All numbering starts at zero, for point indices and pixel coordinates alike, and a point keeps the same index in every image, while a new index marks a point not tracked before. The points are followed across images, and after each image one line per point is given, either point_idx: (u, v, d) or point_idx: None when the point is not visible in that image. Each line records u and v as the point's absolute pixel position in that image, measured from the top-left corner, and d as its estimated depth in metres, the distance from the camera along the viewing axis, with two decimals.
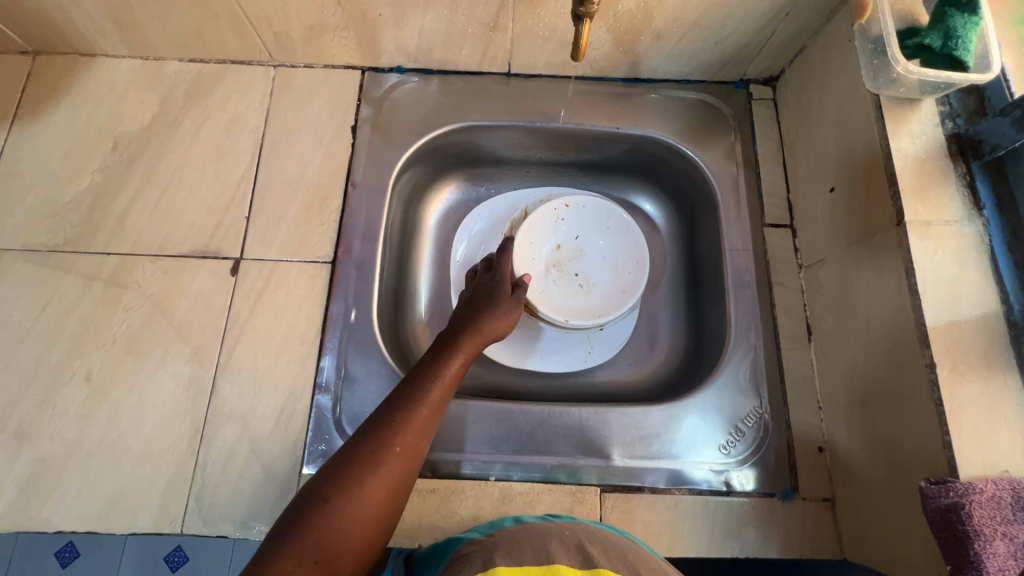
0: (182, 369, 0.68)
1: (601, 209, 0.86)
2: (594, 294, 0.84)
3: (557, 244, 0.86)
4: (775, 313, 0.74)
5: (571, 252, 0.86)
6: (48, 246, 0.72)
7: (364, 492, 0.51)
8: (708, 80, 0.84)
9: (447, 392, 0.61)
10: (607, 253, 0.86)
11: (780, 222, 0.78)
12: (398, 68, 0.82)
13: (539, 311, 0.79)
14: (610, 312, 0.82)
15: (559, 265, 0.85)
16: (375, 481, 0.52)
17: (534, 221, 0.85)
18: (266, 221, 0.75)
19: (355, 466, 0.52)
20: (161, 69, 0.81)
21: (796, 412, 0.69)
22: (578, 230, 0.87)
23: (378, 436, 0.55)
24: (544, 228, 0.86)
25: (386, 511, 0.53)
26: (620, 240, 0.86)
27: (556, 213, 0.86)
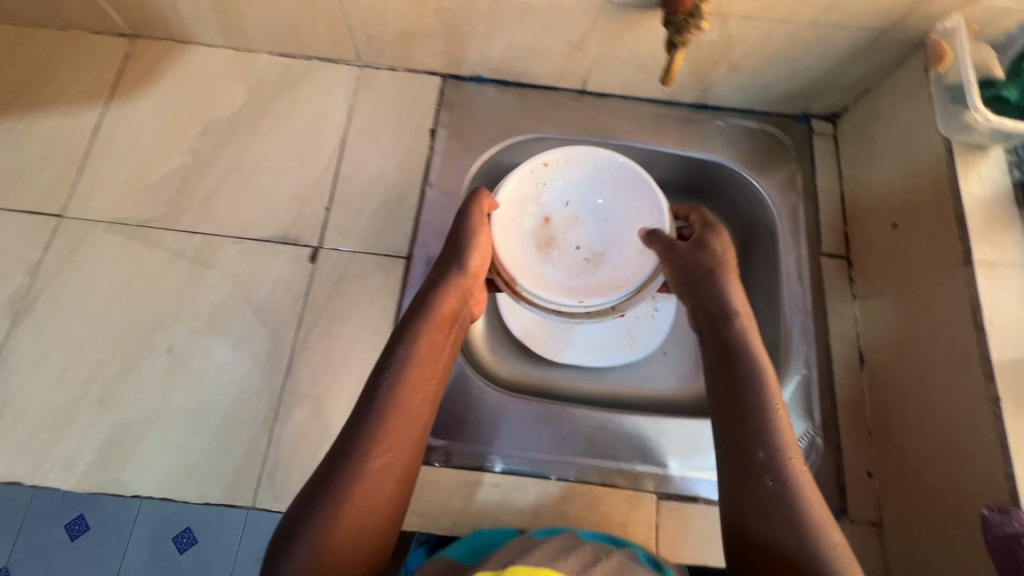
0: (260, 349, 0.70)
1: (589, 160, 0.78)
2: (603, 262, 0.81)
3: (548, 217, 0.82)
4: (829, 341, 0.76)
5: (564, 223, 0.82)
6: (137, 221, 0.75)
7: (348, 517, 0.50)
8: (772, 111, 0.87)
9: (417, 384, 0.58)
10: (607, 211, 0.81)
11: (837, 252, 0.80)
12: (477, 77, 0.86)
13: (540, 299, 0.73)
14: (634, 278, 0.77)
15: (551, 240, 0.82)
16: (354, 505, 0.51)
17: (509, 193, 0.77)
18: (345, 215, 0.78)
19: (327, 503, 0.50)
20: (252, 61, 0.85)
21: (846, 437, 0.72)
22: (565, 195, 0.81)
23: (346, 456, 0.52)
24: (524, 199, 0.80)
25: (367, 534, 0.51)
26: (623, 197, 0.80)
27: (535, 175, 0.79)
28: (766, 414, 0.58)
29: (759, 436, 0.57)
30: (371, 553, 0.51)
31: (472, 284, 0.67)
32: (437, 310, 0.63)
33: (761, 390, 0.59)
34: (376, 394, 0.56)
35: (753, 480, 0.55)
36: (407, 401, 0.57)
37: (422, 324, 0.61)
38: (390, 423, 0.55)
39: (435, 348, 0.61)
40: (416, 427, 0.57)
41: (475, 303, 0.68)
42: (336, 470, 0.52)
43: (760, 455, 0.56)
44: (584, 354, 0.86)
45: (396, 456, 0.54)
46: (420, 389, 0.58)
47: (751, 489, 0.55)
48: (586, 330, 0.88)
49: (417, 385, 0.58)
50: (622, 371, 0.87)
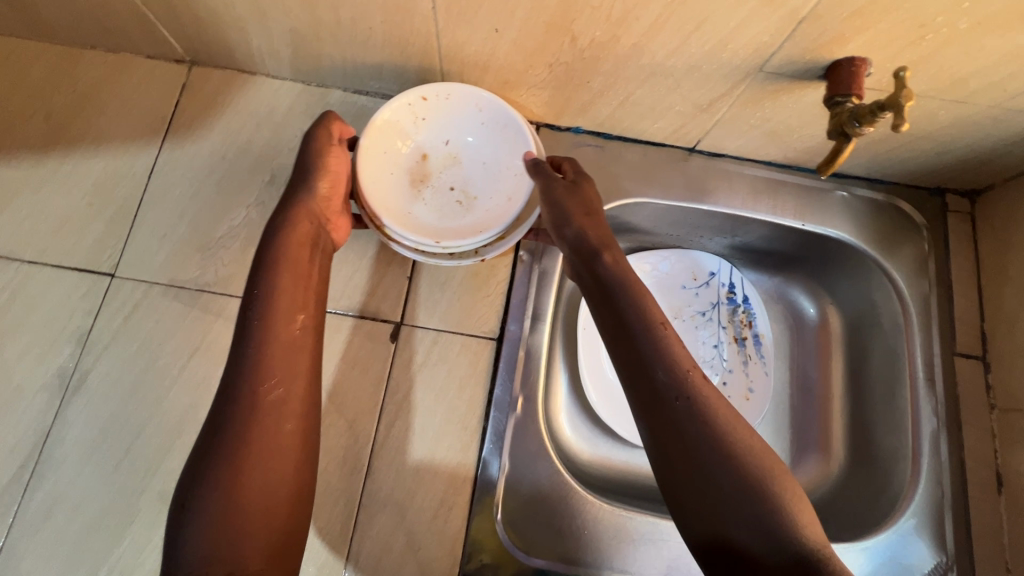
0: (336, 443, 0.63)
1: (471, 99, 0.66)
2: (476, 209, 0.69)
3: (423, 153, 0.70)
4: (964, 457, 0.68)
5: (442, 160, 0.70)
6: (197, 284, 0.67)
7: (248, 469, 0.47)
8: (902, 182, 0.78)
9: (290, 306, 0.53)
10: (481, 151, 0.69)
11: (972, 352, 0.72)
12: (576, 128, 0.76)
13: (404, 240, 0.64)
14: (490, 226, 0.66)
15: (425, 178, 0.70)
16: (242, 459, 0.47)
17: (379, 124, 0.65)
18: (429, 285, 0.69)
19: (228, 454, 0.47)
20: (324, 97, 0.75)
21: (982, 572, 0.64)
22: (446, 132, 0.69)
23: (239, 405, 0.48)
24: (393, 131, 0.67)
25: (282, 485, 0.48)
26: (500, 138, 0.67)
27: (412, 110, 0.67)
28: (666, 356, 0.52)
29: (655, 360, 0.52)
30: (290, 504, 0.49)
31: (329, 207, 0.60)
32: (291, 232, 0.56)
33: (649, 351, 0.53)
34: (247, 329, 0.51)
35: (668, 424, 0.50)
36: (286, 338, 0.52)
37: (284, 250, 0.55)
38: (271, 357, 0.51)
39: (298, 279, 0.55)
40: (304, 359, 0.53)
41: (335, 228, 0.61)
42: (226, 419, 0.48)
43: (678, 404, 0.50)
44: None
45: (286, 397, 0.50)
46: (295, 313, 0.54)
47: (668, 444, 0.50)
48: None
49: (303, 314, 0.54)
50: None
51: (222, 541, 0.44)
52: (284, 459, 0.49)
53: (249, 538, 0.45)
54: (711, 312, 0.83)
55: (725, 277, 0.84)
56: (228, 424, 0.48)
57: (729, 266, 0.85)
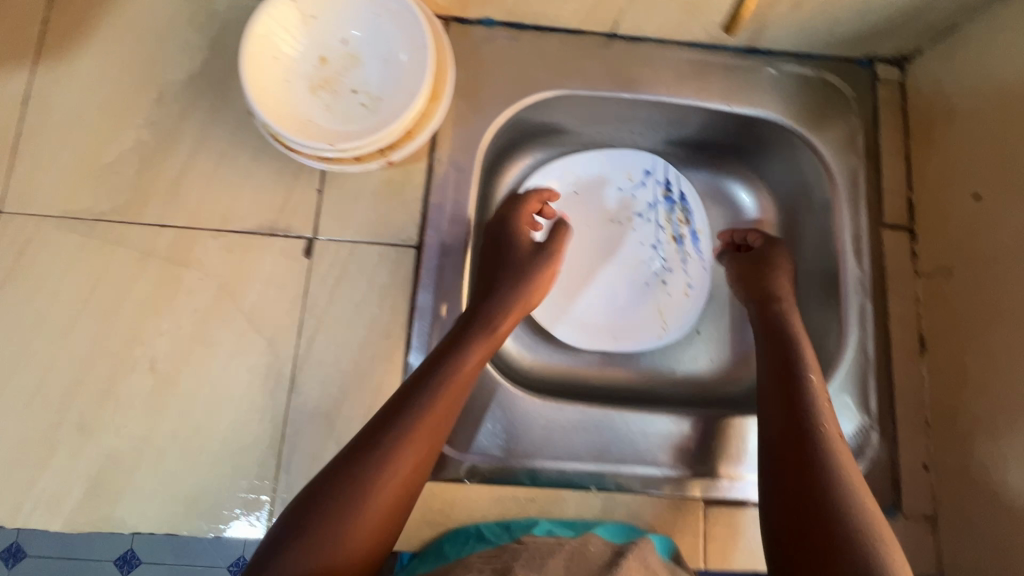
0: (258, 361, 0.62)
1: None
2: (380, 110, 0.64)
3: (320, 56, 0.64)
4: (888, 324, 0.69)
5: (341, 62, 0.64)
6: (93, 214, 0.63)
7: (392, 474, 0.49)
8: (831, 55, 0.75)
9: (457, 395, 0.55)
10: (382, 48, 0.64)
11: (900, 223, 0.72)
12: (486, 20, 0.71)
13: (296, 141, 0.58)
14: (392, 122, 0.60)
15: (325, 83, 0.64)
16: (404, 461, 0.50)
17: (263, 25, 0.59)
18: (341, 197, 0.66)
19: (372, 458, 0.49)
20: (209, 4, 0.69)
21: (902, 429, 0.67)
22: (341, 29, 0.63)
23: (382, 438, 0.50)
24: (281, 32, 0.61)
25: (399, 503, 0.50)
26: (396, 29, 0.62)
27: (299, 7, 0.61)
28: (806, 402, 0.57)
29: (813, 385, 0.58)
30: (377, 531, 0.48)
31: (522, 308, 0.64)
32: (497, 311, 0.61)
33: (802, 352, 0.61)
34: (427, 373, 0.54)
35: (795, 432, 0.55)
36: (454, 387, 0.54)
37: (486, 314, 0.61)
38: (439, 399, 0.53)
39: (473, 373, 0.57)
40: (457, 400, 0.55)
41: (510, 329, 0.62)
42: (359, 440, 0.51)
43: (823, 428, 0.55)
44: (612, 339, 0.78)
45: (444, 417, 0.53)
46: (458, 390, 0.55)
47: (807, 446, 0.54)
48: (614, 314, 0.79)
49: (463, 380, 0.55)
50: (651, 356, 0.81)
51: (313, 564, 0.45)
52: (418, 462, 0.51)
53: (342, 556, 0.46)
54: (648, 213, 0.82)
55: (661, 174, 0.82)
56: (393, 439, 0.50)
57: (665, 163, 0.82)
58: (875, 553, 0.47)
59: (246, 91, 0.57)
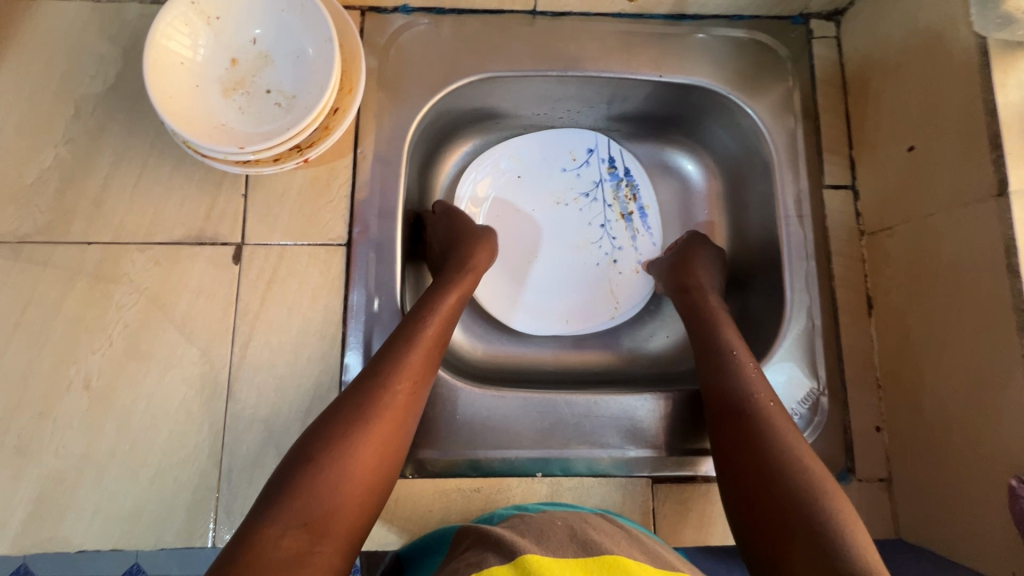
0: (193, 372, 0.61)
1: None
2: (296, 108, 0.63)
3: (230, 58, 0.63)
4: (834, 286, 0.68)
5: (254, 63, 0.63)
6: (17, 236, 0.63)
7: (360, 448, 0.49)
8: (763, 15, 0.73)
9: (429, 354, 0.57)
10: (293, 44, 0.63)
11: (842, 182, 0.70)
12: (403, 7, 0.70)
13: (204, 145, 0.57)
14: (304, 118, 0.59)
15: (239, 86, 0.63)
16: (372, 437, 0.50)
17: (166, 31, 0.59)
18: (266, 200, 0.65)
19: (348, 420, 0.50)
20: (119, 13, 0.68)
21: (853, 392, 0.66)
22: (249, 28, 0.62)
23: (367, 389, 0.52)
24: (187, 37, 0.60)
25: (381, 464, 0.50)
26: (305, 25, 0.62)
27: (202, 9, 0.60)
28: (743, 377, 0.57)
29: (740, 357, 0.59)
30: (366, 490, 0.49)
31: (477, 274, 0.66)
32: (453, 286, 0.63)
33: (726, 331, 0.62)
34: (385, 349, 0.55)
35: (731, 406, 0.56)
36: (424, 348, 0.56)
37: (447, 284, 0.63)
38: (409, 360, 0.55)
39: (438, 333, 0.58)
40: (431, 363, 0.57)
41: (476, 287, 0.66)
42: (333, 412, 0.51)
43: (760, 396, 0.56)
44: (563, 322, 0.77)
45: (409, 395, 0.54)
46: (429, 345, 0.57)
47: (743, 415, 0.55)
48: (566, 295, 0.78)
49: (436, 337, 0.58)
50: (608, 338, 0.78)
51: (296, 516, 0.45)
52: (391, 436, 0.51)
53: (331, 512, 0.46)
54: (594, 191, 0.80)
55: (604, 151, 0.81)
56: (360, 416, 0.50)
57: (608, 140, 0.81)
58: (824, 497, 0.48)
59: (152, 98, 0.57)
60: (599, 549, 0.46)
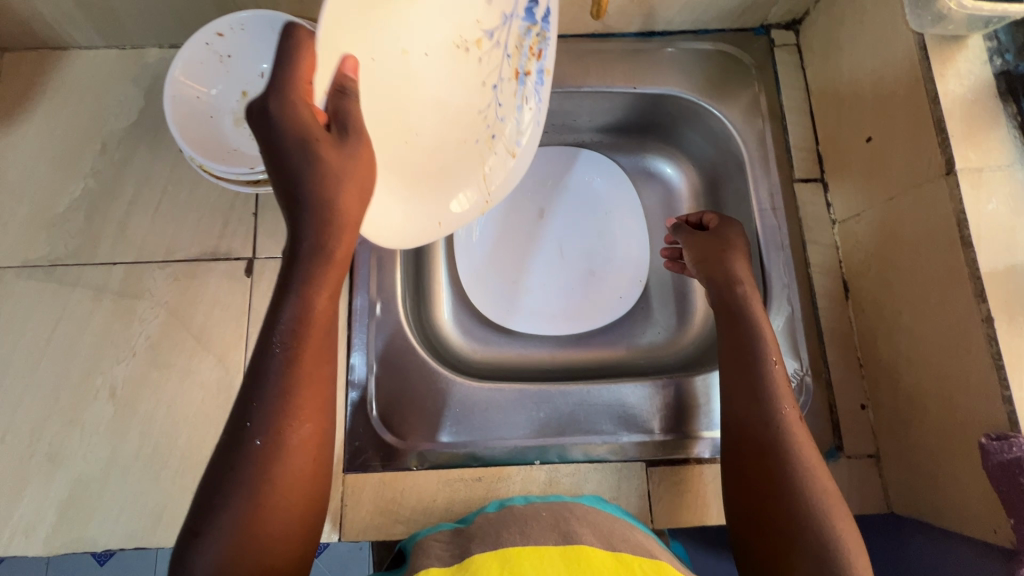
0: (210, 378, 0.66)
1: (268, 25, 0.66)
2: None
3: (241, 91, 0.70)
4: (811, 273, 0.72)
5: (262, 95, 0.70)
6: (50, 260, 0.69)
7: (283, 485, 0.42)
8: (726, 28, 0.79)
9: (321, 355, 0.45)
10: None
11: (811, 176, 0.75)
12: None
13: (217, 169, 0.63)
14: None
15: (249, 115, 0.70)
16: (293, 472, 0.43)
17: (181, 72, 0.65)
18: (275, 217, 0.71)
19: (252, 468, 0.41)
20: (141, 58, 0.75)
21: (836, 373, 0.68)
22: (257, 64, 0.69)
23: (264, 433, 0.42)
24: (201, 75, 0.67)
25: (312, 485, 0.45)
26: None
27: (214, 49, 0.66)
28: (768, 381, 0.57)
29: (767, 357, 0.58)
30: (305, 516, 0.44)
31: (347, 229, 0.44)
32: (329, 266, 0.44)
33: (762, 333, 0.60)
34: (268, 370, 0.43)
35: (753, 407, 0.57)
36: (314, 356, 0.44)
37: (313, 275, 0.44)
38: (303, 374, 0.44)
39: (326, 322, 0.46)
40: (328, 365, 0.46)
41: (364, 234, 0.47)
42: (239, 459, 0.42)
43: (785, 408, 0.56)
44: (435, 226, 0.66)
45: (314, 419, 0.44)
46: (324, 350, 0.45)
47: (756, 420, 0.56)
48: (551, 291, 0.79)
49: (323, 329, 0.45)
50: (604, 335, 0.80)
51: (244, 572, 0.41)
52: (312, 453, 0.44)
53: (281, 547, 0.42)
54: (497, 32, 0.62)
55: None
56: (264, 461, 0.42)
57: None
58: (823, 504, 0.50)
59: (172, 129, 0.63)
60: (579, 540, 0.49)
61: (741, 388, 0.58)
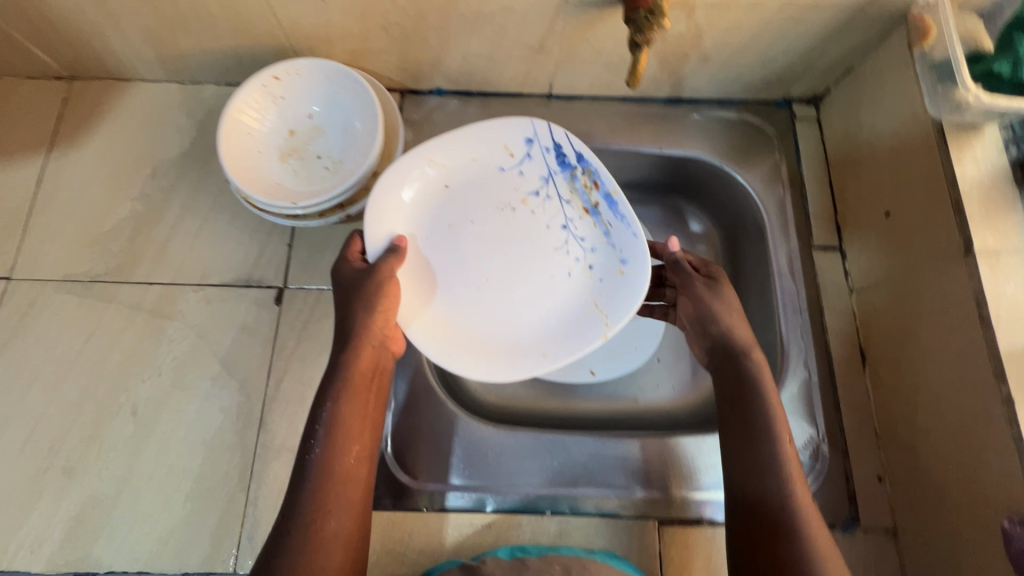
0: (230, 402, 0.67)
1: (322, 71, 0.71)
2: (342, 172, 0.73)
3: (289, 129, 0.74)
4: (828, 339, 0.72)
5: (309, 134, 0.74)
6: (89, 276, 0.71)
7: (332, 547, 0.51)
8: (751, 99, 0.83)
9: (360, 436, 0.57)
10: (343, 119, 0.74)
11: (829, 244, 0.77)
12: (437, 90, 0.81)
13: (261, 201, 0.66)
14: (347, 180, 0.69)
15: (294, 152, 0.74)
16: (340, 533, 0.52)
17: (237, 109, 0.70)
18: (309, 249, 0.74)
19: (306, 530, 0.51)
20: (198, 93, 0.80)
21: (853, 441, 0.68)
22: (306, 106, 0.74)
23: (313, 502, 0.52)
24: (254, 113, 0.71)
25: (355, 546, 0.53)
26: (355, 104, 0.72)
27: (269, 90, 0.71)
28: (775, 455, 0.55)
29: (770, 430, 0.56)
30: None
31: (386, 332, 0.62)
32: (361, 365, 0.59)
33: (767, 396, 0.58)
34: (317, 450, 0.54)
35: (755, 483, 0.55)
36: (353, 435, 0.56)
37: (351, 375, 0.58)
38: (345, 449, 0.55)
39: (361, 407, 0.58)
40: (367, 443, 0.58)
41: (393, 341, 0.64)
42: (293, 525, 0.51)
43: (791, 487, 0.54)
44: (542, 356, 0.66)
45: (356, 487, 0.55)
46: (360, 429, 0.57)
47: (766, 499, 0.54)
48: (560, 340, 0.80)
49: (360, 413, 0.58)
50: (618, 386, 0.80)
51: None
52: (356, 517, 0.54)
53: None
54: (542, 189, 0.71)
55: (546, 140, 0.68)
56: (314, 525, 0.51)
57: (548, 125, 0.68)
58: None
59: (223, 161, 0.67)
60: None
61: (745, 453, 0.56)
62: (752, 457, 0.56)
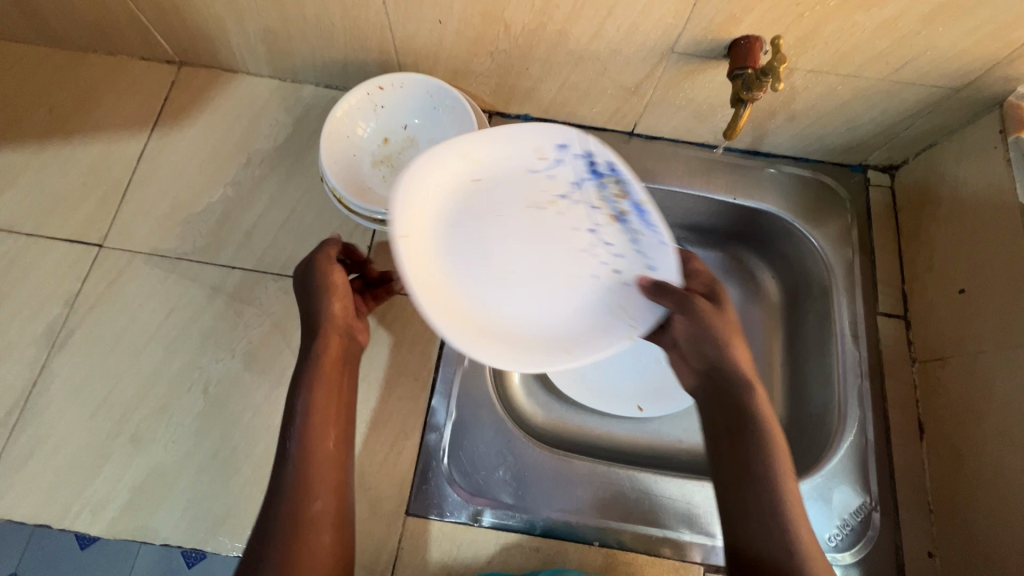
0: None
1: (426, 87, 0.74)
2: None
3: (384, 137, 0.77)
4: (887, 407, 0.72)
5: (402, 144, 0.77)
6: (177, 253, 0.74)
7: (317, 536, 0.50)
8: (827, 160, 0.84)
9: (330, 416, 0.56)
10: (436, 133, 0.77)
11: (894, 312, 0.77)
12: (523, 116, 0.84)
13: (355, 204, 0.69)
14: None
15: (386, 159, 0.77)
16: (322, 523, 0.51)
17: (340, 114, 0.73)
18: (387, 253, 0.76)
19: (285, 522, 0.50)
20: (297, 92, 0.83)
21: (905, 513, 0.68)
22: (404, 117, 0.77)
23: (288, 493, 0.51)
24: (355, 118, 0.75)
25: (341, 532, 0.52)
26: (451, 121, 0.75)
27: (372, 98, 0.74)
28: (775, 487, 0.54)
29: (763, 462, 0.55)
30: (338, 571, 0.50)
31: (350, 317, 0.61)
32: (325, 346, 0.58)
33: (760, 408, 0.58)
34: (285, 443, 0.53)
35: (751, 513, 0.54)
36: (324, 418, 0.55)
37: (313, 361, 0.57)
38: (315, 433, 0.54)
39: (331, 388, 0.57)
40: (340, 424, 0.56)
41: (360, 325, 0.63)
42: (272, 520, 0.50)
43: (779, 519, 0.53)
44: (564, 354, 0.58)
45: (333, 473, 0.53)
46: (330, 410, 0.56)
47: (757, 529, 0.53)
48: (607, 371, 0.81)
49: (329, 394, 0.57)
50: (665, 424, 0.81)
51: None
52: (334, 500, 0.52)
53: None
54: (572, 194, 0.63)
55: (581, 146, 0.61)
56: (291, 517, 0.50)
57: (582, 131, 0.61)
58: None
59: (324, 163, 0.70)
60: None
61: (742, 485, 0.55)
62: (746, 480, 0.55)
